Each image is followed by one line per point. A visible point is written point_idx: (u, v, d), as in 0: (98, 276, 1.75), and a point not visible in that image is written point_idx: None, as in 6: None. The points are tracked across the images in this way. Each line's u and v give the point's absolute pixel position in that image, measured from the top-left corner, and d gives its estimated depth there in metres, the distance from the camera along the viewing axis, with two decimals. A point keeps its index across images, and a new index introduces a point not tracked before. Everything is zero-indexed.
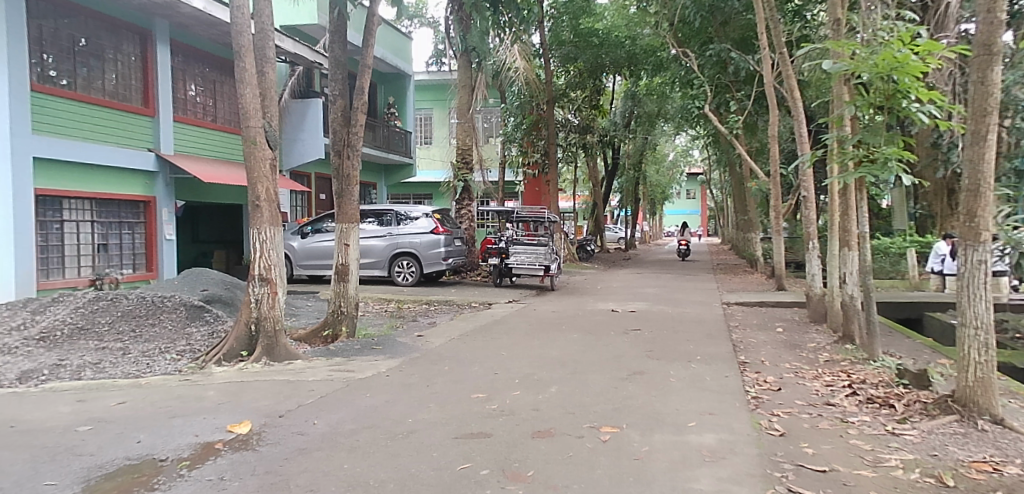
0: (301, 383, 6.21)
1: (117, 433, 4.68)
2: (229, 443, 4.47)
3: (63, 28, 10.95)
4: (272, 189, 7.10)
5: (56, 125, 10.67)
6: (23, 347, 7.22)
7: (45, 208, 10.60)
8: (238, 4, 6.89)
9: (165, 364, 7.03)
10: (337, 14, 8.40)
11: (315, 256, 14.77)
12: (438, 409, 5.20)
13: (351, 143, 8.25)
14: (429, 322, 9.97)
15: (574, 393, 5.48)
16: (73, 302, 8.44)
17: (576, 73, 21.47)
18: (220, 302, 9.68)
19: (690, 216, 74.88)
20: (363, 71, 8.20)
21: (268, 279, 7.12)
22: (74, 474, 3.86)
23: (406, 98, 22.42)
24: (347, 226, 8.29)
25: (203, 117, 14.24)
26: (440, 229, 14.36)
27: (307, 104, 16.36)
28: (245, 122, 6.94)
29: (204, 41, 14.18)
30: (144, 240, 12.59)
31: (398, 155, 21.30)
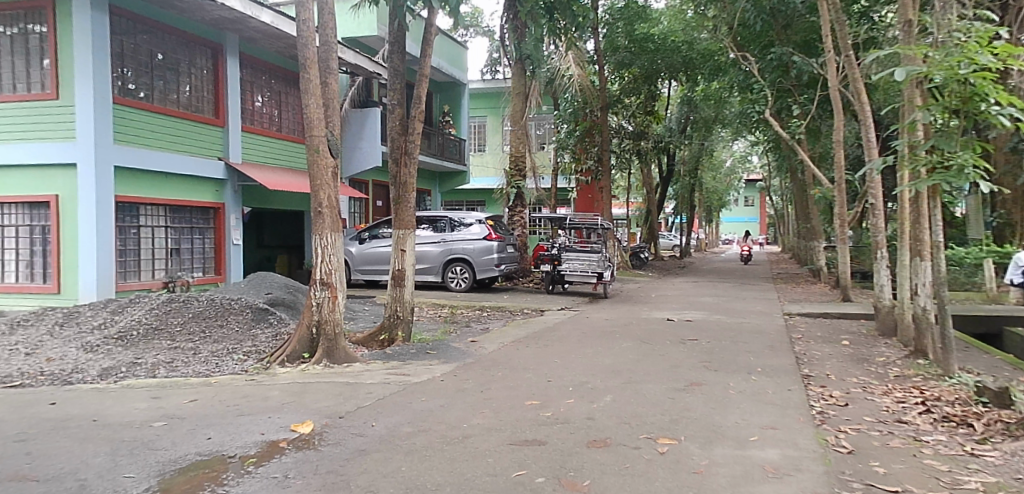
0: (360, 385, 6.36)
1: (189, 429, 4.90)
2: (292, 442, 4.61)
3: (143, 43, 11.59)
4: (333, 196, 7.30)
5: (135, 135, 11.26)
6: (103, 346, 7.66)
7: (124, 214, 11.19)
8: (304, 18, 7.14)
9: (232, 364, 7.32)
10: (397, 26, 8.56)
11: (372, 261, 15.10)
12: (493, 415, 5.23)
13: (409, 151, 8.40)
14: (482, 328, 10.03)
15: (630, 403, 5.42)
16: (149, 303, 8.87)
17: (631, 78, 21.23)
18: (284, 305, 10.01)
19: (749, 225, 72.88)
20: (421, 80, 8.32)
21: (328, 284, 7.31)
22: (151, 467, 4.06)
23: (461, 106, 22.72)
24: (404, 232, 8.40)
25: (268, 126, 14.77)
26: (493, 235, 14.41)
27: (365, 113, 16.75)
28: (308, 132, 7.17)
29: (270, 53, 14.73)
30: (214, 244, 13.14)
31: (452, 163, 21.57)
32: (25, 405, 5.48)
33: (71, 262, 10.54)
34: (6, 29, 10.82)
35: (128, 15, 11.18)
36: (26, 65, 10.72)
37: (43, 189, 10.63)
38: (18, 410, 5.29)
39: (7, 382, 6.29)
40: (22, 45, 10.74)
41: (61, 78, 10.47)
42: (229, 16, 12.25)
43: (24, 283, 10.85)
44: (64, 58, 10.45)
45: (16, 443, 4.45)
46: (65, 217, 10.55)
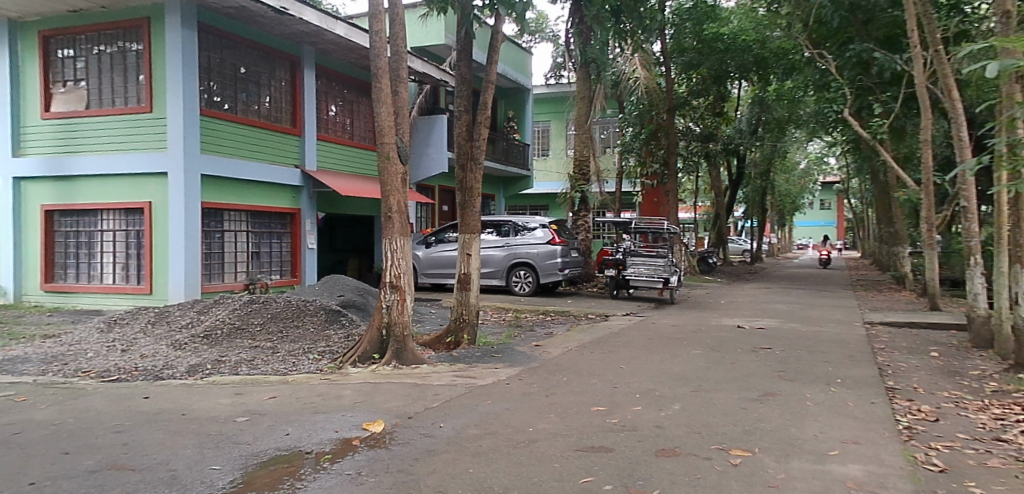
0: (427, 387, 6.48)
1: (268, 425, 5.12)
2: (365, 441, 4.75)
3: (227, 58, 12.21)
4: (402, 201, 7.47)
5: (220, 145, 11.87)
6: (190, 344, 8.11)
7: (209, 219, 11.81)
8: (377, 30, 7.36)
9: (308, 363, 7.60)
10: (465, 34, 8.69)
11: (438, 265, 15.35)
12: (559, 420, 5.22)
13: (475, 156, 8.51)
14: (547, 332, 10.01)
15: (700, 412, 5.29)
16: (232, 303, 9.32)
17: (699, 79, 20.75)
18: (355, 307, 10.31)
19: (825, 229, 69.94)
20: (488, 86, 8.42)
21: (398, 286, 7.48)
22: (234, 460, 4.26)
23: (526, 111, 22.81)
24: (469, 237, 8.49)
25: (341, 134, 15.28)
26: (557, 240, 14.38)
27: (432, 121, 17.06)
28: (380, 139, 7.38)
29: (344, 64, 15.23)
30: (290, 248, 13.69)
31: (516, 168, 21.66)
32: (122, 398, 5.87)
33: (162, 264, 11.23)
34: (106, 48, 11.66)
35: (215, 31, 11.81)
36: (124, 81, 11.53)
37: (138, 196, 11.36)
38: (115, 403, 5.67)
39: (106, 376, 6.75)
40: (121, 63, 11.57)
41: (155, 93, 11.20)
42: (307, 30, 12.75)
43: (120, 284, 11.63)
44: (158, 73, 11.18)
45: (114, 434, 4.77)
46: (157, 223, 11.25)
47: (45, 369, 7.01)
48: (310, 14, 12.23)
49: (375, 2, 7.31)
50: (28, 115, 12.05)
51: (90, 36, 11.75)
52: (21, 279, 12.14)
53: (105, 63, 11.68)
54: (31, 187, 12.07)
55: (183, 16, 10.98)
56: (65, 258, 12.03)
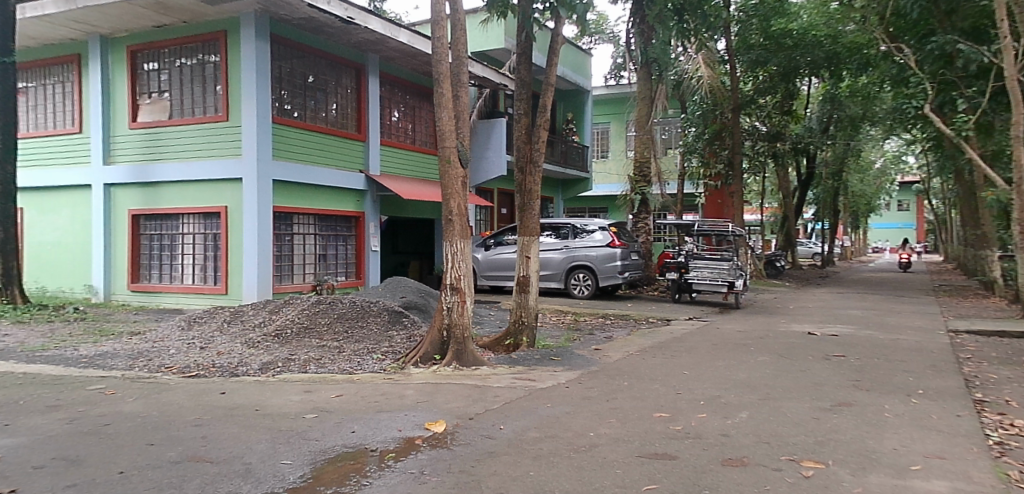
0: (487, 388, 6.52)
1: (335, 422, 5.26)
2: (427, 440, 4.82)
3: (297, 67, 12.66)
4: (463, 204, 7.55)
5: (289, 151, 12.31)
6: (262, 342, 8.45)
7: (280, 223, 12.27)
8: (438, 36, 7.48)
9: (372, 363, 7.78)
10: (525, 38, 8.71)
11: (497, 267, 15.44)
12: (621, 425, 5.15)
13: (534, 159, 8.52)
14: (607, 336, 9.90)
15: (768, 421, 5.13)
16: (301, 304, 9.64)
17: (767, 77, 20.11)
18: (417, 308, 10.49)
19: (903, 231, 66.54)
20: (547, 89, 8.40)
21: (458, 288, 7.55)
22: (303, 456, 4.40)
23: (585, 113, 22.68)
24: (528, 239, 8.49)
25: (404, 139, 15.60)
26: (617, 242, 14.21)
27: (491, 124, 17.17)
28: (441, 143, 7.49)
29: (406, 70, 15.55)
30: (355, 250, 14.05)
31: (575, 170, 21.56)
32: (200, 393, 6.16)
33: (236, 266, 11.74)
34: (186, 61, 12.30)
35: (286, 42, 12.28)
36: (203, 91, 12.14)
37: (215, 201, 11.91)
38: (194, 397, 5.95)
39: (186, 372, 7.10)
40: (200, 74, 12.19)
41: (231, 102, 11.74)
42: (371, 38, 13.08)
43: (199, 284, 12.22)
44: (234, 84, 11.72)
45: (193, 427, 5.01)
46: (232, 226, 11.77)
47: (131, 364, 7.44)
48: (375, 23, 12.48)
49: (437, 9, 7.43)
50: (116, 126, 12.83)
51: (172, 50, 12.41)
52: (110, 280, 12.92)
53: (185, 75, 12.32)
54: (119, 193, 12.83)
55: (257, 28, 11.47)
56: (149, 259, 12.74)
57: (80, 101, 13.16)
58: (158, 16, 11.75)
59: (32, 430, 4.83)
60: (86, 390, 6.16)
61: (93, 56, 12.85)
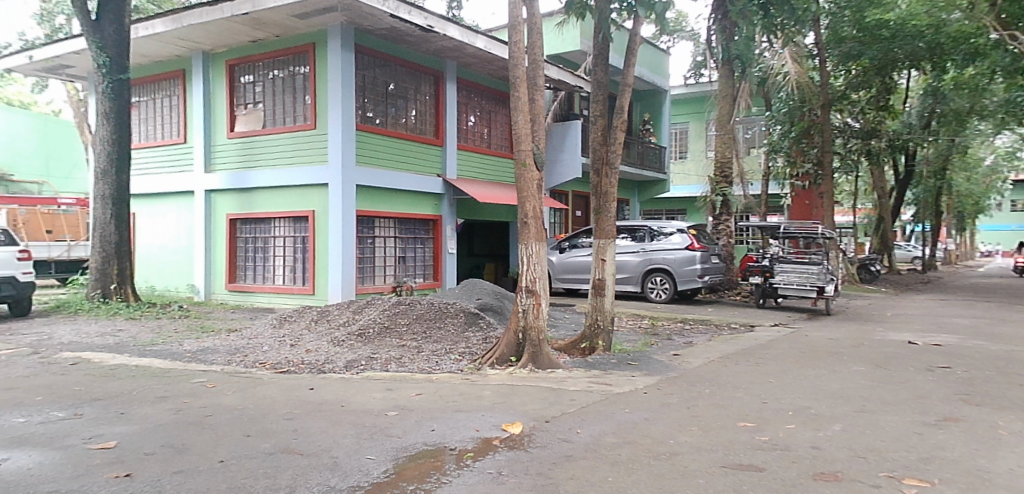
0: (564, 391, 6.49)
1: (416, 420, 5.38)
2: (505, 441, 4.84)
3: (379, 75, 13.06)
4: (538, 207, 7.56)
5: (371, 157, 12.71)
6: (346, 341, 8.76)
7: (362, 226, 12.69)
8: (515, 40, 7.53)
9: (450, 363, 7.91)
10: (602, 38, 8.62)
11: (572, 270, 15.35)
12: (703, 433, 5.01)
13: (610, 161, 8.41)
14: (686, 341, 9.64)
15: (864, 435, 4.84)
16: (381, 304, 9.91)
17: (860, 71, 19.08)
18: (493, 310, 10.59)
19: (1016, 234, 61.39)
20: (625, 90, 8.29)
21: (533, 291, 7.56)
22: (386, 452, 4.53)
23: (663, 113, 22.23)
24: (604, 242, 8.38)
25: (480, 143, 15.80)
26: (696, 245, 13.86)
27: (567, 126, 17.11)
28: (517, 146, 7.53)
29: (483, 75, 15.75)
30: (432, 253, 14.34)
31: (652, 171, 21.18)
32: (291, 388, 6.45)
33: (323, 267, 12.23)
34: (278, 73, 12.95)
35: (369, 52, 12.70)
36: (293, 101, 12.75)
37: (303, 205, 12.47)
38: (285, 392, 6.24)
39: (278, 368, 7.46)
40: (290, 85, 12.80)
41: (318, 111, 12.27)
42: (449, 45, 13.33)
43: (289, 285, 12.82)
44: (321, 93, 12.24)
45: (285, 420, 5.25)
46: (318, 229, 12.28)
47: (229, 359, 7.89)
48: (454, 31, 12.65)
49: (514, 14, 7.48)
50: (216, 135, 13.67)
51: (265, 63, 13.10)
52: (210, 280, 13.75)
53: (277, 87, 12.97)
54: (218, 198, 13.66)
55: (343, 39, 11.93)
56: (244, 260, 13.49)
57: (185, 113, 14.10)
58: (253, 31, 12.43)
59: (143, 419, 5.20)
60: (190, 383, 6.58)
61: (196, 70, 13.75)
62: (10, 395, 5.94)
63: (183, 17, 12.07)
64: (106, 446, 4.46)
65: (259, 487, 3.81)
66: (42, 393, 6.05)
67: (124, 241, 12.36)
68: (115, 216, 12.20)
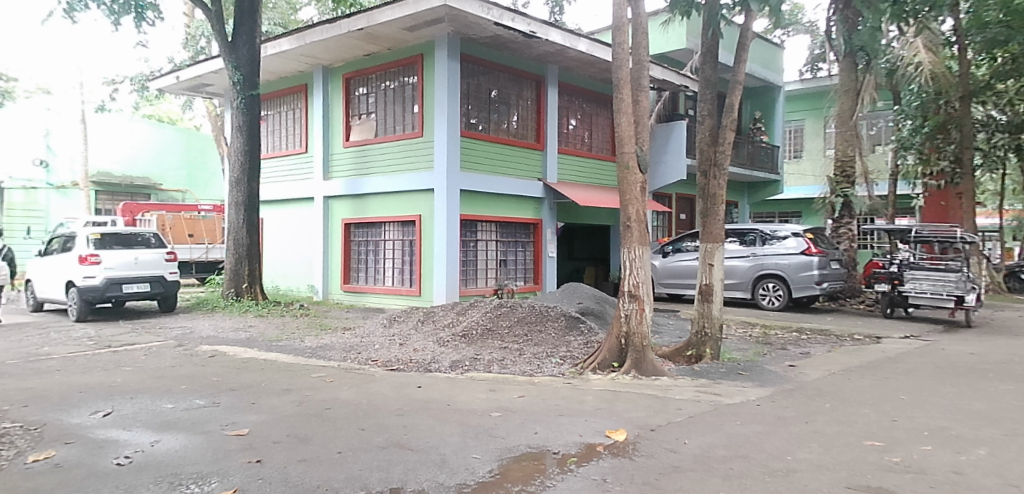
0: (669, 400, 6.31)
1: (519, 422, 5.42)
2: (609, 448, 4.77)
3: (483, 83, 13.34)
4: (642, 210, 7.41)
5: (474, 162, 12.98)
6: (451, 342, 8.99)
7: (466, 230, 13.00)
8: (620, 41, 7.43)
9: (551, 367, 7.91)
10: (711, 35, 8.32)
11: (677, 275, 14.93)
12: (823, 451, 4.70)
13: (719, 162, 8.10)
14: (803, 352, 9.08)
15: (1015, 462, 4.35)
16: (484, 306, 10.06)
17: (1008, 58, 17.19)
18: (594, 314, 10.48)
19: None
20: (735, 87, 7.96)
21: (636, 296, 7.41)
22: (491, 452, 4.60)
23: (776, 110, 21.13)
24: (712, 246, 8.06)
25: (581, 147, 15.75)
26: (814, 249, 13.00)
27: (671, 127, 16.68)
28: (620, 149, 7.43)
29: (585, 78, 15.69)
30: (533, 257, 14.43)
31: (764, 172, 20.16)
32: (400, 385, 6.70)
33: (429, 270, 12.64)
34: (389, 84, 13.53)
35: (473, 60, 13.00)
36: (403, 111, 13.28)
37: (411, 210, 12.96)
38: (396, 389, 6.48)
39: (389, 365, 7.78)
40: (400, 95, 13.35)
41: (426, 120, 12.71)
42: (552, 49, 13.35)
43: (397, 286, 13.34)
44: (429, 103, 12.66)
45: (396, 416, 5.45)
46: (425, 233, 12.70)
47: (344, 356, 8.31)
48: (556, 35, 12.66)
49: (619, 15, 7.39)
50: (333, 145, 14.49)
51: (378, 75, 13.74)
52: (327, 281, 14.56)
53: (388, 97, 13.56)
54: (334, 204, 14.46)
55: (449, 49, 12.29)
56: (357, 262, 14.18)
57: (306, 124, 15.07)
58: (367, 45, 13.07)
59: (271, 409, 5.58)
60: (310, 377, 6.99)
61: (317, 84, 14.63)
62: (159, 383, 6.58)
63: (306, 34, 12.88)
64: (240, 433, 4.83)
65: (374, 479, 3.98)
66: (185, 382, 6.65)
67: (254, 244, 13.35)
68: (246, 221, 13.19)
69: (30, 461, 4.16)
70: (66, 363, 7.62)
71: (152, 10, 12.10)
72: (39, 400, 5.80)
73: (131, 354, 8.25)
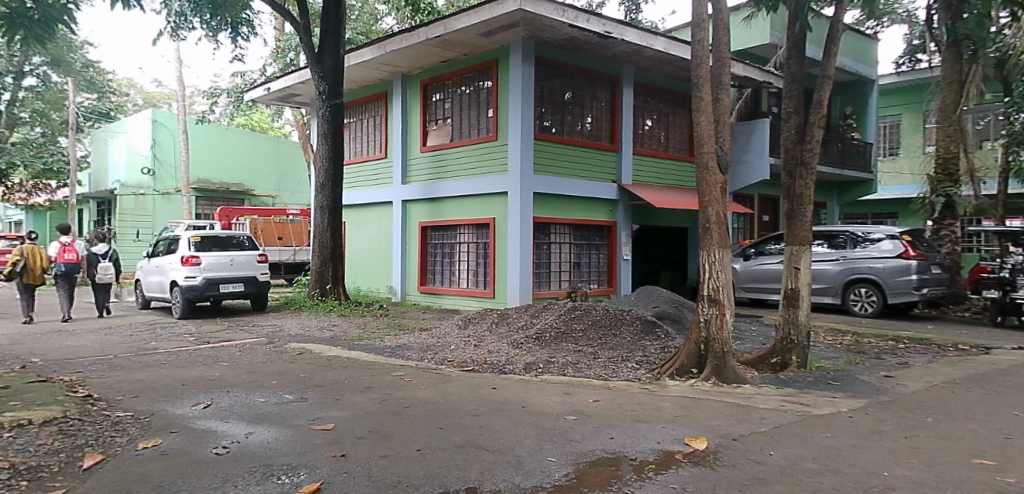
0: (753, 409, 6.07)
1: (595, 426, 5.36)
2: (689, 456, 4.64)
3: (557, 85, 13.32)
4: (722, 212, 7.17)
5: (548, 165, 12.97)
6: (525, 344, 9.02)
7: (539, 232, 13.01)
8: (699, 39, 7.24)
9: (627, 371, 7.78)
10: (799, 28, 7.95)
11: (759, 279, 14.38)
12: (924, 468, 4.40)
13: (806, 161, 7.74)
14: (900, 362, 8.53)
15: None
16: (558, 309, 10.02)
17: None
18: (671, 318, 10.22)
19: None
20: (824, 82, 7.58)
21: (717, 300, 7.17)
22: (567, 455, 4.56)
23: (869, 106, 19.99)
24: (798, 249, 7.70)
25: (657, 147, 15.45)
26: (912, 253, 12.22)
27: (753, 125, 16.12)
28: (699, 149, 7.23)
29: (661, 78, 15.39)
30: (607, 259, 14.27)
31: (855, 171, 19.11)
32: (476, 386, 6.77)
33: (502, 272, 12.73)
34: (465, 89, 13.74)
35: (548, 63, 13.00)
36: (478, 115, 13.45)
37: (486, 213, 13.09)
38: (472, 390, 6.57)
39: (465, 366, 7.88)
40: (476, 100, 13.52)
41: (500, 124, 12.82)
42: (628, 49, 13.16)
43: (472, 288, 13.50)
44: (503, 107, 12.77)
45: (472, 416, 5.50)
46: (499, 235, 12.81)
47: (422, 356, 8.47)
48: (632, 34, 12.47)
49: (699, 12, 7.20)
50: (411, 150, 14.86)
51: (454, 81, 13.99)
52: (404, 282, 14.93)
53: (464, 102, 13.78)
54: (412, 208, 14.82)
55: (524, 52, 12.34)
56: (433, 264, 14.45)
57: (385, 131, 15.53)
58: (444, 52, 13.32)
59: (353, 405, 5.77)
60: (391, 376, 7.19)
61: (396, 92, 15.05)
62: (252, 377, 6.93)
63: (387, 44, 13.28)
64: (325, 428, 5.02)
65: (451, 477, 4.03)
66: (275, 377, 6.98)
67: (337, 247, 13.84)
68: (330, 225, 13.70)
69: (140, 448, 4.46)
70: (171, 357, 8.16)
71: (247, 26, 12.79)
72: (147, 391, 6.24)
73: (227, 350, 8.74)
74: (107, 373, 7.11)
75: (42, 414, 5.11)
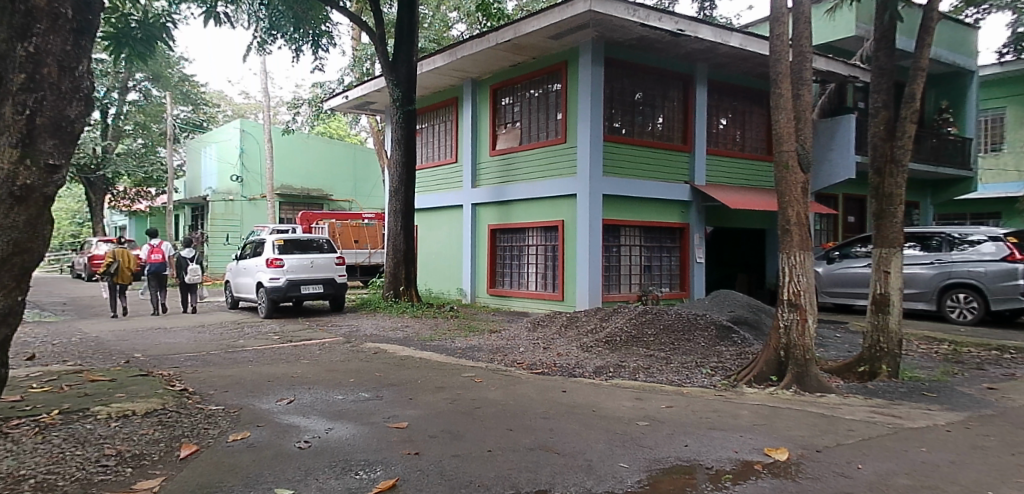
0: (838, 420, 5.77)
1: (668, 433, 5.24)
2: (769, 467, 4.46)
3: (627, 86, 13.14)
4: (803, 213, 6.86)
5: (619, 167, 12.82)
6: (595, 348, 8.93)
7: (609, 235, 12.87)
8: (778, 33, 6.96)
9: (701, 377, 7.57)
10: (887, 19, 7.54)
11: (844, 283, 13.70)
12: None
13: (895, 159, 7.30)
14: (1005, 374, 7.90)
15: None
16: (628, 313, 9.87)
17: None
18: (747, 323, 9.86)
19: None
20: (917, 75, 7.14)
21: (798, 305, 6.87)
22: (639, 462, 4.47)
23: (967, 99, 18.70)
24: (887, 251, 7.26)
25: (732, 147, 14.98)
26: (1018, 255, 11.29)
27: (837, 122, 15.39)
28: (777, 148, 6.95)
29: (737, 75, 14.92)
30: (679, 262, 13.97)
31: (952, 169, 17.91)
32: (547, 389, 6.75)
33: (571, 275, 12.65)
34: (534, 92, 13.78)
35: (618, 63, 12.86)
36: (547, 117, 13.45)
37: (554, 215, 13.07)
38: (542, 392, 6.56)
39: (535, 368, 7.89)
40: (545, 103, 13.53)
41: (569, 126, 12.77)
42: (702, 47, 12.84)
43: (540, 290, 13.49)
44: (572, 110, 12.71)
45: (543, 419, 5.50)
46: (568, 238, 12.75)
47: (492, 358, 8.53)
48: (707, 31, 12.14)
49: (778, 6, 6.93)
50: (481, 153, 15.02)
51: (523, 84, 14.05)
52: (474, 284, 15.09)
53: (534, 105, 13.82)
54: (481, 211, 14.98)
55: (593, 54, 12.25)
56: (502, 266, 14.55)
57: (456, 135, 15.78)
58: (514, 56, 13.39)
59: (426, 405, 5.87)
60: (462, 377, 7.28)
61: (466, 97, 15.26)
62: (331, 375, 7.18)
63: (458, 50, 13.48)
64: (400, 426, 5.12)
65: (523, 479, 4.04)
66: (353, 375, 7.20)
67: (409, 249, 14.15)
68: (403, 228, 14.00)
69: (230, 440, 4.69)
70: (256, 354, 8.57)
71: (326, 38, 13.29)
72: (235, 386, 6.56)
73: (308, 348, 9.11)
74: (200, 368, 7.53)
75: (143, 405, 5.47)
